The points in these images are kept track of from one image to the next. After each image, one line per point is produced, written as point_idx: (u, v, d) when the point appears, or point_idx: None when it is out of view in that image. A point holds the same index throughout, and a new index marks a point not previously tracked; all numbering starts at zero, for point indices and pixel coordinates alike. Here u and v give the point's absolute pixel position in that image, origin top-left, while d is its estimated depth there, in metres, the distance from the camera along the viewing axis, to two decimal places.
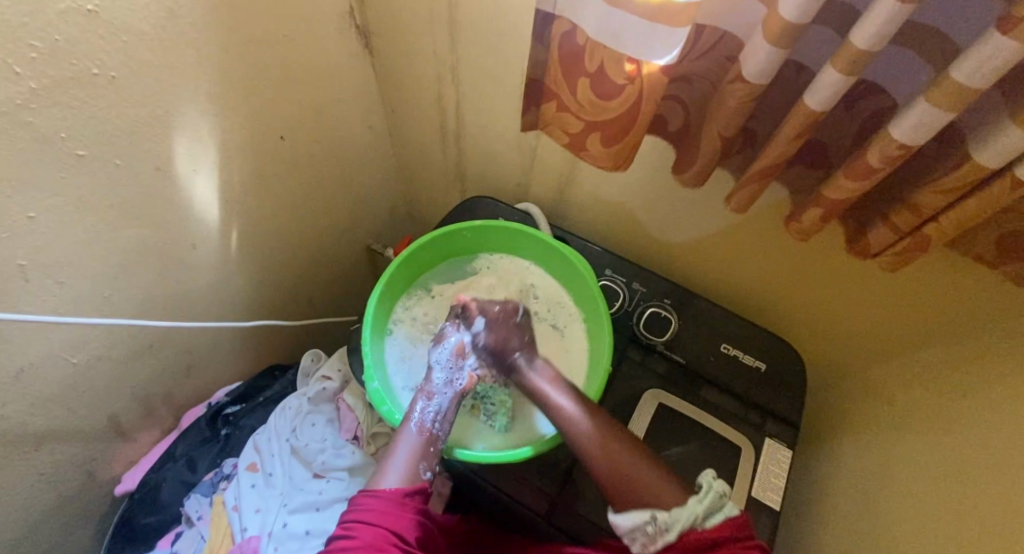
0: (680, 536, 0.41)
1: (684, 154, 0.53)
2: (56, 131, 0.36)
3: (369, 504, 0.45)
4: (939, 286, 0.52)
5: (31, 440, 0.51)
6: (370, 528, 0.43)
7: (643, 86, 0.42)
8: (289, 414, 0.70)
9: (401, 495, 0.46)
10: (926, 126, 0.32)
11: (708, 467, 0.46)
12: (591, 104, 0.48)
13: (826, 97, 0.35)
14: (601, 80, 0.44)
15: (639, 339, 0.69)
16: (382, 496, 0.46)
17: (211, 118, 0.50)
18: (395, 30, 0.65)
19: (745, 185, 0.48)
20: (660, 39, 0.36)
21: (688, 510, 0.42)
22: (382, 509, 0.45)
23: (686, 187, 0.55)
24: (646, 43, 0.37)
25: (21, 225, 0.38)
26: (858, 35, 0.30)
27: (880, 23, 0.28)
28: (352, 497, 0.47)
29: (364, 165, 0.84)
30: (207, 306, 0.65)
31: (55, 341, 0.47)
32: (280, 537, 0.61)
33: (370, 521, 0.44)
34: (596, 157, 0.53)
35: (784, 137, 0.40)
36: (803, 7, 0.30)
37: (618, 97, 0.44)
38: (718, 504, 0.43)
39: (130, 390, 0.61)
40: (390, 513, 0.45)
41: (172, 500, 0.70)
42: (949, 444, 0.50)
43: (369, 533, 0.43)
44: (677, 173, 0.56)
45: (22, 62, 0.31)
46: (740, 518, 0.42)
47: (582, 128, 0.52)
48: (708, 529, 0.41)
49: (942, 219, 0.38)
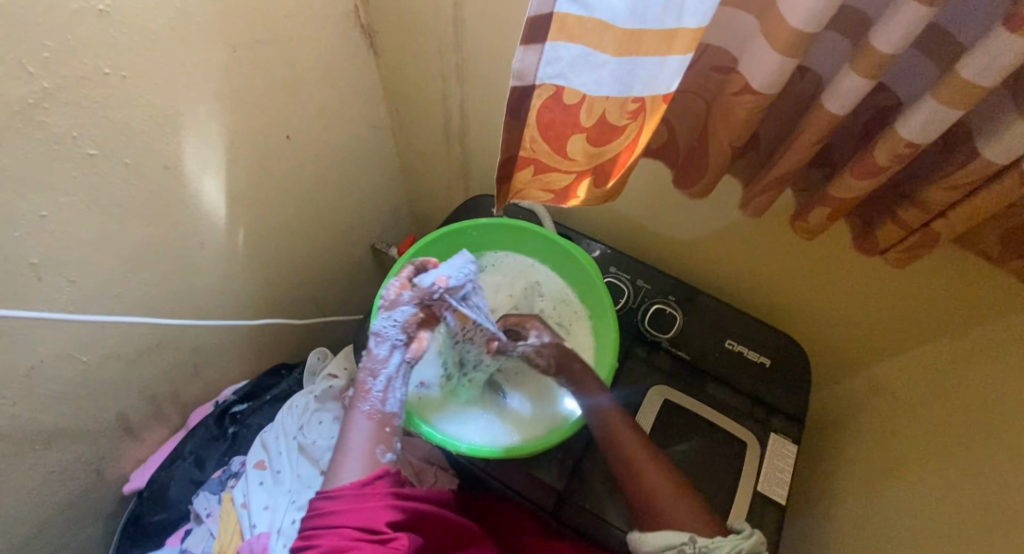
0: None
1: (688, 169, 0.53)
2: (68, 130, 0.36)
3: (326, 508, 0.45)
4: (945, 278, 0.53)
5: (42, 438, 0.51)
6: (329, 532, 0.43)
7: (645, 119, 0.42)
8: (295, 413, 0.71)
9: (358, 488, 0.46)
10: (931, 121, 0.32)
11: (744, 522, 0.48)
12: (587, 154, 0.45)
13: (848, 102, 0.35)
14: (601, 129, 0.42)
15: (644, 336, 0.69)
16: (338, 494, 0.46)
17: (219, 117, 0.50)
18: (399, 30, 0.65)
19: (759, 193, 0.49)
20: (667, 69, 0.36)
21: (729, 543, 0.44)
22: (340, 507, 0.45)
23: (693, 198, 0.55)
24: (656, 74, 0.37)
25: (33, 223, 0.38)
26: (879, 40, 0.30)
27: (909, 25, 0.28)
28: (312, 501, 0.47)
29: (369, 164, 0.84)
30: (215, 304, 0.65)
31: (66, 338, 0.47)
32: (290, 533, 0.61)
33: (331, 524, 0.44)
34: (588, 197, 0.52)
35: (802, 144, 0.40)
36: (812, 20, 0.31)
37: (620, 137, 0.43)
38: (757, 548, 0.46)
39: (138, 389, 0.61)
40: (348, 509, 0.45)
41: (181, 498, 0.70)
42: (956, 438, 0.50)
43: (329, 536, 0.43)
44: (681, 187, 0.56)
45: (35, 61, 0.31)
46: None
47: (571, 179, 0.49)
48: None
49: (950, 215, 0.39)
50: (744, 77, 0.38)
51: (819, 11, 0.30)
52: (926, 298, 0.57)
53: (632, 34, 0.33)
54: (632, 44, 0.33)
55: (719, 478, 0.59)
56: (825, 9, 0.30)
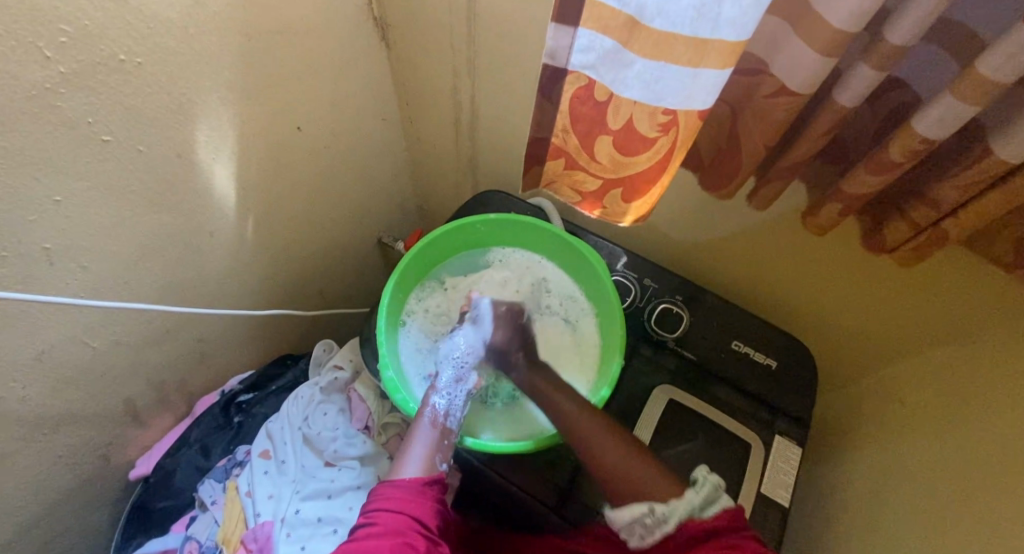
0: (679, 526, 0.44)
1: (716, 175, 0.53)
2: (83, 115, 0.37)
3: (389, 493, 0.45)
4: (956, 282, 0.52)
5: (51, 422, 0.52)
6: (393, 515, 0.43)
7: (678, 139, 0.41)
8: (301, 403, 0.70)
9: (419, 484, 0.47)
10: (949, 121, 0.32)
11: (704, 465, 0.47)
12: (612, 159, 0.47)
13: (856, 93, 0.35)
14: (628, 138, 0.43)
15: (650, 334, 0.69)
16: (402, 484, 0.47)
17: (232, 106, 0.51)
18: (412, 23, 0.65)
19: (771, 181, 0.49)
20: (702, 83, 0.34)
21: (684, 505, 0.45)
22: (403, 497, 0.45)
23: (718, 198, 0.55)
24: (688, 91, 0.35)
25: (47, 208, 0.39)
26: (891, 33, 0.30)
27: (923, 18, 0.28)
28: (373, 488, 0.47)
29: (378, 158, 0.84)
30: (223, 295, 0.65)
31: (75, 323, 0.48)
32: (293, 523, 0.62)
33: (390, 509, 0.44)
34: (625, 205, 0.53)
35: (813, 134, 0.40)
36: (856, 17, 0.30)
37: (647, 150, 0.44)
38: (714, 495, 0.45)
39: (146, 376, 0.61)
40: (411, 500, 0.45)
41: (185, 486, 0.71)
42: (964, 442, 0.49)
43: (392, 520, 0.43)
44: (710, 190, 0.56)
45: (52, 46, 0.31)
46: (738, 509, 0.45)
47: (600, 184, 0.52)
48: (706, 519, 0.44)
49: (959, 215, 0.38)
50: (781, 80, 0.38)
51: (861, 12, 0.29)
52: (935, 302, 0.56)
53: (659, 34, 0.32)
54: (662, 50, 0.33)
55: (722, 479, 0.59)
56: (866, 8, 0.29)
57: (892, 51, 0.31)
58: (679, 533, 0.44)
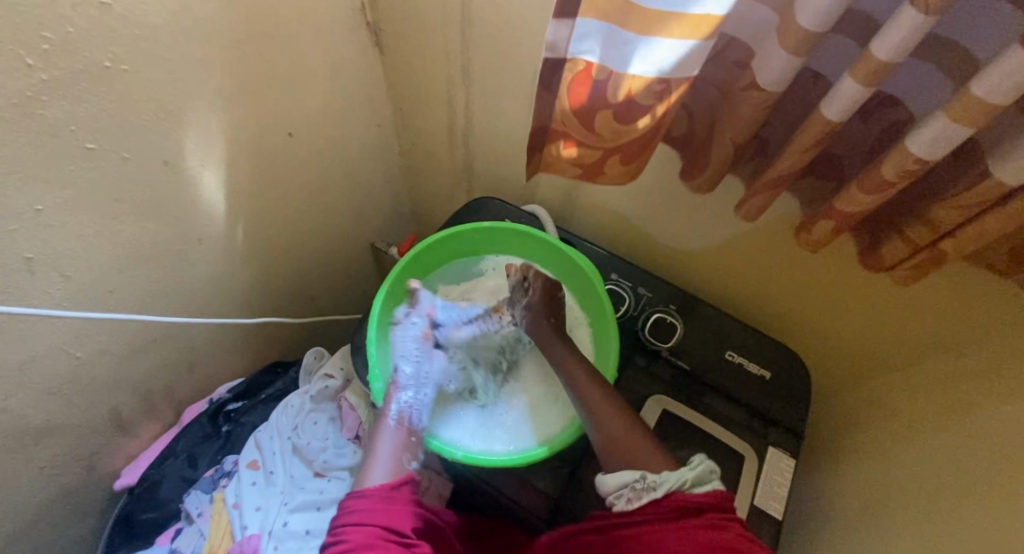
0: (667, 494, 0.43)
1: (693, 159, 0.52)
2: (66, 123, 0.36)
3: (356, 506, 0.47)
4: (950, 296, 0.52)
5: (33, 432, 0.50)
6: (360, 527, 0.45)
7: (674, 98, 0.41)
8: (290, 412, 0.70)
9: (387, 490, 0.49)
10: (943, 140, 0.31)
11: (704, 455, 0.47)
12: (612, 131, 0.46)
13: (840, 108, 0.34)
14: (625, 109, 0.43)
15: (644, 344, 0.69)
16: (368, 495, 0.48)
17: (221, 112, 0.50)
18: (406, 28, 0.64)
19: (754, 196, 0.48)
20: (690, 54, 0.36)
21: (677, 477, 0.44)
22: (369, 506, 0.47)
23: (693, 192, 0.54)
24: (677, 63, 0.37)
25: (29, 217, 0.38)
26: (876, 47, 0.30)
27: (904, 35, 0.27)
28: (340, 503, 0.49)
29: (371, 163, 0.83)
30: (211, 302, 0.65)
31: (59, 333, 0.47)
32: (281, 535, 0.61)
33: (358, 521, 0.45)
34: (626, 171, 0.52)
35: (796, 146, 0.40)
36: (823, 18, 0.30)
37: (644, 119, 0.43)
38: (707, 476, 0.45)
39: (132, 385, 0.60)
40: (377, 508, 0.47)
41: (171, 497, 0.69)
42: (957, 457, 0.49)
43: (359, 530, 0.45)
44: (686, 180, 0.54)
45: (35, 53, 0.30)
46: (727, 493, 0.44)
47: (598, 156, 0.51)
48: (695, 494, 0.43)
49: (956, 235, 0.38)
50: (754, 73, 0.37)
51: (826, 11, 0.29)
52: (929, 316, 0.56)
53: (653, 12, 0.33)
54: (657, 27, 0.34)
55: None
56: (833, 8, 0.29)
57: (875, 65, 0.30)
58: (666, 500, 0.43)
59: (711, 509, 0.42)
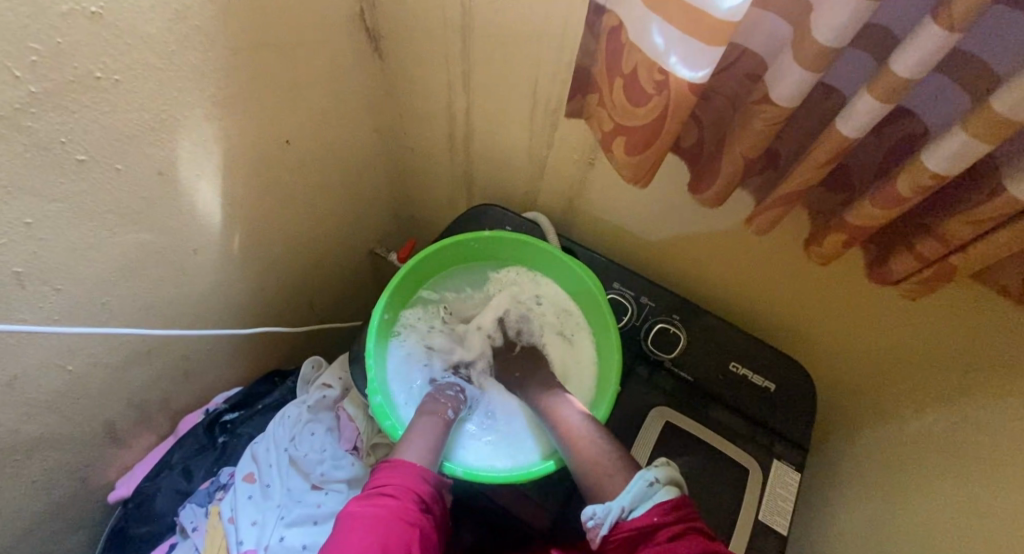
0: (613, 525, 0.47)
1: (702, 173, 0.50)
2: (55, 135, 0.35)
3: (401, 473, 0.50)
4: (960, 310, 0.51)
5: (24, 447, 0.49)
6: (401, 495, 0.49)
7: (669, 104, 0.39)
8: (288, 423, 0.68)
9: (426, 471, 0.52)
10: (959, 156, 0.30)
11: (659, 460, 0.50)
12: (622, 106, 0.45)
13: (859, 125, 0.33)
14: (633, 83, 0.42)
15: (647, 354, 0.68)
16: (410, 468, 0.51)
17: (217, 121, 0.49)
18: (406, 35, 0.64)
19: (766, 209, 0.47)
20: (690, 52, 0.34)
21: (617, 505, 0.48)
22: (411, 478, 0.50)
23: (702, 205, 0.52)
24: (676, 55, 0.35)
25: (18, 231, 0.37)
26: (897, 62, 0.28)
27: (928, 53, 0.26)
28: (382, 463, 0.52)
29: (370, 169, 0.82)
30: (208, 311, 0.64)
31: (50, 347, 0.46)
32: (276, 550, 0.60)
33: (403, 489, 0.49)
34: (617, 163, 0.50)
35: (808, 161, 0.39)
36: (840, 34, 0.29)
37: (646, 104, 0.41)
38: (653, 491, 0.48)
39: (127, 396, 0.59)
40: (417, 482, 0.50)
41: (167, 510, 0.68)
42: (966, 474, 0.48)
43: (401, 498, 0.49)
44: (693, 192, 0.52)
45: (23, 65, 0.29)
46: (677, 502, 0.47)
47: (609, 129, 0.49)
48: (633, 520, 0.47)
49: (970, 250, 0.37)
50: (768, 88, 0.36)
51: (845, 26, 0.28)
52: (938, 329, 0.55)
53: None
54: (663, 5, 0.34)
55: (719, 505, 0.58)
56: (852, 24, 0.28)
57: (895, 81, 0.29)
58: (615, 535, 0.47)
59: (649, 528, 0.46)
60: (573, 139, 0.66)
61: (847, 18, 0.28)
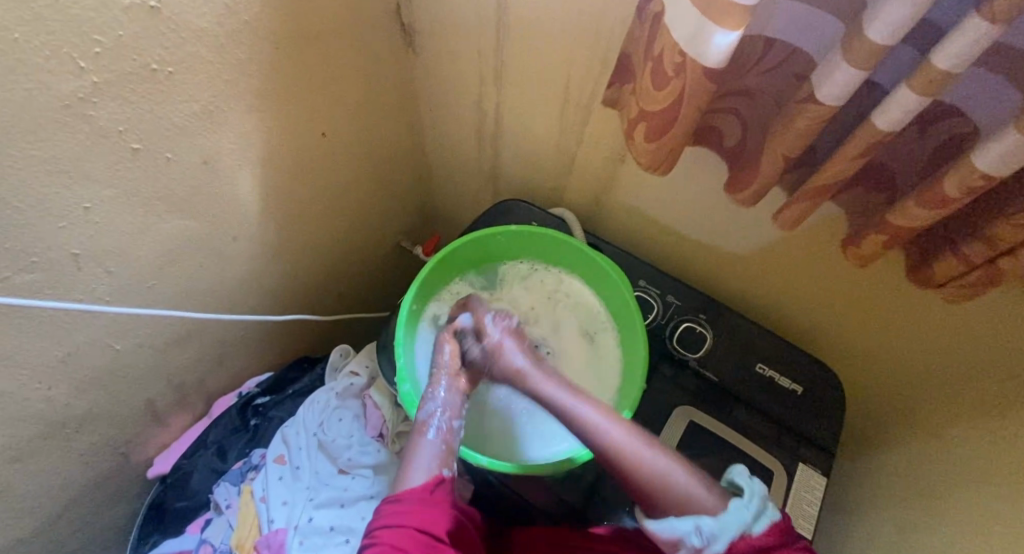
0: (729, 547, 0.39)
1: (738, 170, 0.51)
2: (114, 124, 0.36)
3: (392, 509, 0.44)
4: (1005, 317, 0.49)
5: (72, 421, 0.52)
6: (395, 532, 0.42)
7: (685, 87, 0.39)
8: (317, 408, 0.71)
9: (423, 492, 0.46)
10: (1011, 156, 0.29)
11: (739, 465, 0.44)
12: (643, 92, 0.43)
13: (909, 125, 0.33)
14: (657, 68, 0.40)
15: (672, 353, 0.67)
16: (404, 498, 0.45)
17: (257, 114, 0.50)
18: (439, 31, 0.64)
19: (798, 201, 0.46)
20: (705, 38, 0.33)
21: (737, 521, 0.39)
22: (407, 509, 0.44)
23: (737, 204, 0.53)
24: (694, 37, 0.34)
25: (77, 215, 0.39)
26: (937, 55, 0.28)
27: (966, 44, 0.26)
28: (378, 505, 0.46)
29: (398, 163, 0.83)
30: (243, 298, 0.66)
31: (101, 326, 0.48)
32: (306, 530, 0.62)
33: (395, 526, 0.43)
34: (638, 150, 0.49)
35: (844, 158, 0.39)
36: (893, 31, 0.28)
37: (663, 90, 0.40)
38: (761, 507, 0.40)
39: (166, 377, 0.62)
40: (415, 511, 0.44)
41: (202, 487, 0.71)
42: (1004, 483, 0.46)
43: (393, 537, 0.42)
44: (727, 191, 0.53)
45: (87, 56, 0.31)
46: (781, 520, 0.41)
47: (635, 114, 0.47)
48: (758, 536, 0.39)
49: (1018, 254, 0.36)
50: (811, 88, 0.36)
51: (899, 24, 0.27)
52: (984, 332, 0.53)
53: None
54: None
55: None
56: (903, 22, 0.27)
57: (936, 76, 0.29)
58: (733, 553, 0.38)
59: None
60: (605, 135, 0.66)
61: (900, 17, 0.27)
